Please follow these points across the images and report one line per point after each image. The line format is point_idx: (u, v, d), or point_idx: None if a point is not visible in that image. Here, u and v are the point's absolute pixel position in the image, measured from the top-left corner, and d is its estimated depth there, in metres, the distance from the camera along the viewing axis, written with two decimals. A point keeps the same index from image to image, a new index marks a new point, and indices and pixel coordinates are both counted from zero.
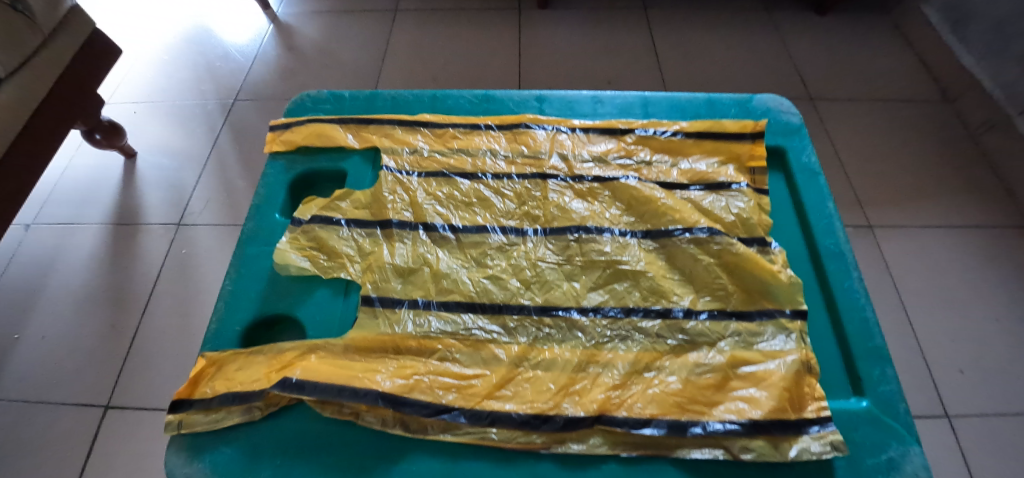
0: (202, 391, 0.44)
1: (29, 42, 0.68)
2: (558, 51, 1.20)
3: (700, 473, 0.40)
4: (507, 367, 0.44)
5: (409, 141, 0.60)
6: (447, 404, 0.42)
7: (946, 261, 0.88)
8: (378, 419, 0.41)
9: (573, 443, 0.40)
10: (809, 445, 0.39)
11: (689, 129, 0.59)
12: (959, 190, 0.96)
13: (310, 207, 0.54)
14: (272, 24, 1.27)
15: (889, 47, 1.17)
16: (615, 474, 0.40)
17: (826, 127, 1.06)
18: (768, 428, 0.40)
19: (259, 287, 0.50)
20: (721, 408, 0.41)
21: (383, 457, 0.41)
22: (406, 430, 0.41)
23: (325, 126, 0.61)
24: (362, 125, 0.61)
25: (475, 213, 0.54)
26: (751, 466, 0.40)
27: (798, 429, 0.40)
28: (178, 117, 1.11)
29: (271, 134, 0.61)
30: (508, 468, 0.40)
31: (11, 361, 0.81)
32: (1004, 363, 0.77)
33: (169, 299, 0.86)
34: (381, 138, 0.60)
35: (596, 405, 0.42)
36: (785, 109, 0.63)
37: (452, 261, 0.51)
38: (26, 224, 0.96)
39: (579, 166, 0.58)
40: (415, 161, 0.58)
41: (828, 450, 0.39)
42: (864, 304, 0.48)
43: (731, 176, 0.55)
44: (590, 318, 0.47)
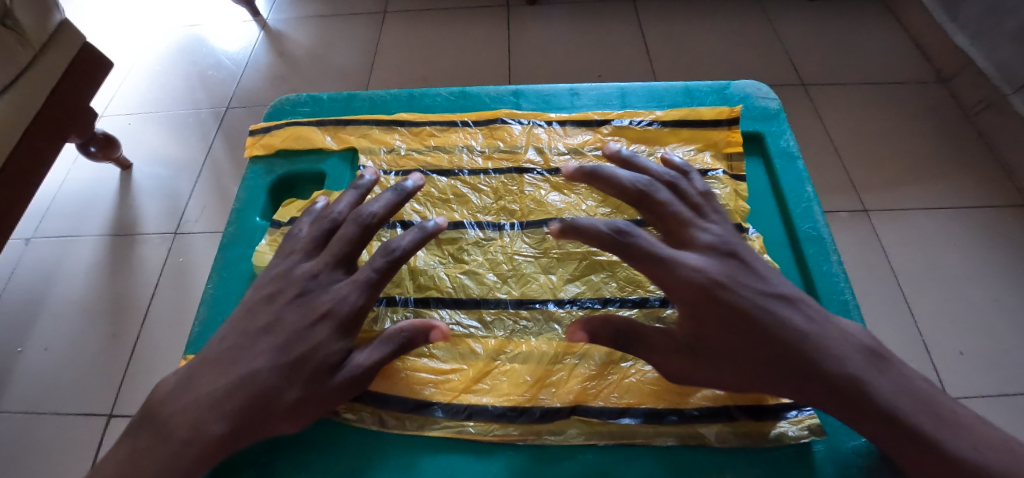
0: None
1: (20, 58, 0.68)
2: (548, 46, 1.19)
3: (678, 461, 0.40)
4: (484, 360, 0.45)
5: (386, 140, 0.60)
6: (426, 399, 0.43)
7: (943, 243, 0.87)
8: (357, 416, 0.42)
9: (550, 433, 0.41)
10: (786, 428, 0.40)
11: (666, 118, 0.59)
12: (956, 171, 0.95)
13: (291, 209, 0.54)
14: (262, 31, 1.27)
15: (881, 30, 1.16)
16: (592, 464, 0.40)
17: (818, 112, 1.05)
18: (746, 412, 0.41)
19: (241, 290, 0.51)
20: (699, 395, 0.42)
21: (364, 455, 0.41)
22: (386, 426, 0.42)
23: (303, 128, 0.61)
24: (340, 126, 0.61)
25: (453, 210, 0.55)
26: (729, 454, 0.40)
27: (777, 414, 0.41)
28: (172, 127, 1.12)
29: (253, 138, 0.61)
30: (487, 460, 0.41)
31: (16, 373, 0.82)
32: (1005, 343, 0.77)
33: (168, 307, 0.87)
34: (358, 138, 0.60)
35: (573, 396, 0.42)
36: (763, 94, 0.63)
37: (430, 259, 0.51)
38: (26, 238, 0.97)
39: (555, 158, 0.58)
40: (393, 160, 0.58)
41: (806, 435, 0.40)
42: (843, 288, 0.48)
43: (707, 163, 0.55)
44: (566, 309, 0.47)
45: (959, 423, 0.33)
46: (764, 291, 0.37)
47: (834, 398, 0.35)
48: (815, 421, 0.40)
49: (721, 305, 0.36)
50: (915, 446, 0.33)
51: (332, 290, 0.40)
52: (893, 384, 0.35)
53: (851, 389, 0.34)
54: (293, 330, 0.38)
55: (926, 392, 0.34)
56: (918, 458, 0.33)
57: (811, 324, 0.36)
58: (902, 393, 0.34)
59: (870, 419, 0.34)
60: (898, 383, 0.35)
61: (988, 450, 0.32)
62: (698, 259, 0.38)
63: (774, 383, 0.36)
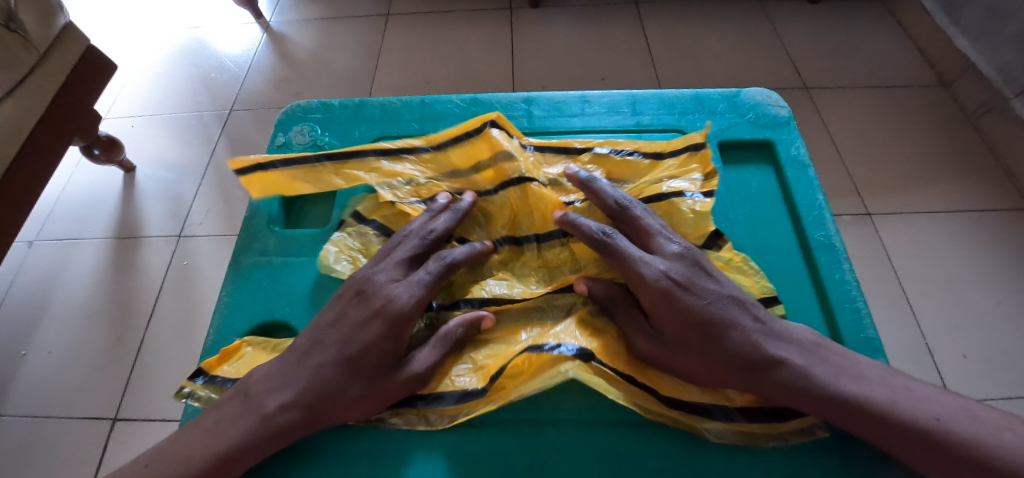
0: (224, 369, 0.46)
1: (25, 62, 0.68)
2: (551, 49, 1.20)
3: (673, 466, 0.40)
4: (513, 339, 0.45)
5: (400, 169, 0.56)
6: (465, 388, 0.43)
7: (946, 246, 0.88)
8: (404, 419, 0.42)
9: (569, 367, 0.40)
10: (789, 429, 0.40)
11: (647, 149, 0.57)
12: (958, 174, 0.96)
13: (376, 210, 0.55)
14: (265, 33, 1.27)
15: (884, 33, 1.17)
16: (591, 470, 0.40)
17: (821, 116, 1.06)
18: (748, 413, 0.41)
19: (255, 297, 0.51)
20: (701, 390, 0.42)
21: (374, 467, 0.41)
22: (428, 422, 0.42)
23: (303, 168, 0.56)
24: (342, 160, 0.56)
25: (479, 231, 0.54)
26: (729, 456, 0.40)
27: (781, 415, 0.40)
28: (176, 130, 1.12)
29: (242, 178, 0.56)
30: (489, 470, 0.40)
31: (19, 378, 0.82)
32: (1009, 346, 0.77)
33: (172, 311, 0.87)
34: (370, 172, 0.56)
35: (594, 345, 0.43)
36: (773, 102, 0.63)
37: (466, 274, 0.50)
38: (28, 241, 0.97)
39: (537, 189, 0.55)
40: (416, 190, 0.56)
41: (805, 434, 0.40)
42: (855, 295, 0.48)
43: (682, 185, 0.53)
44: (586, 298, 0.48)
45: (917, 400, 0.36)
46: (729, 296, 0.41)
47: (798, 393, 0.37)
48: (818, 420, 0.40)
49: (688, 307, 0.40)
50: (884, 428, 0.35)
51: (390, 286, 0.44)
52: (855, 374, 0.38)
53: (814, 379, 0.37)
54: (337, 330, 0.42)
55: (887, 374, 0.38)
56: (893, 438, 0.36)
57: (774, 329, 0.40)
58: (865, 381, 0.37)
59: (834, 409, 0.37)
60: (859, 370, 0.38)
61: (950, 424, 0.35)
62: (666, 265, 0.43)
63: (741, 380, 0.39)
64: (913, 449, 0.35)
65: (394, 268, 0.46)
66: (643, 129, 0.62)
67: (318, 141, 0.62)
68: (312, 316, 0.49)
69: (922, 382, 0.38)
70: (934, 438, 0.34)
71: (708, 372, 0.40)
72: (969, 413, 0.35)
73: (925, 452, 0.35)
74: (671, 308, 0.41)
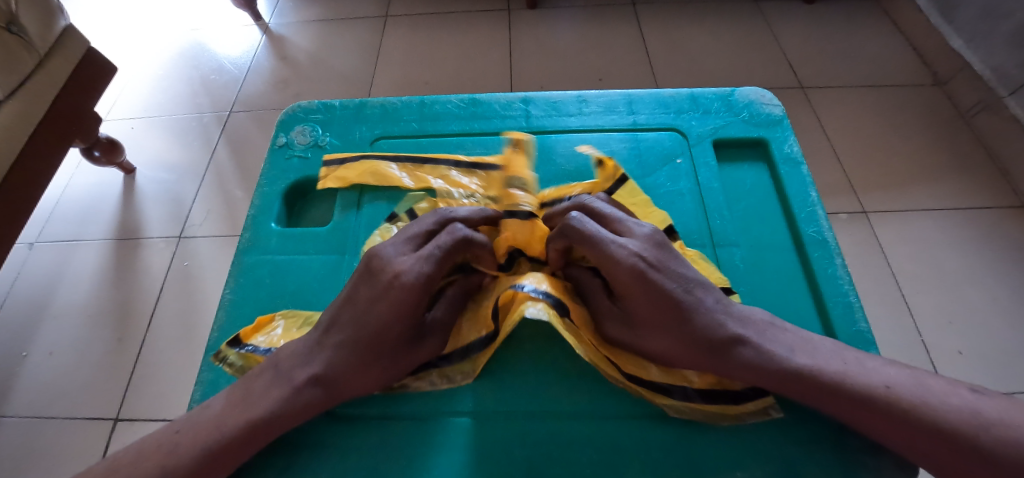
0: (258, 340, 0.47)
1: (25, 64, 0.69)
2: (549, 50, 1.21)
3: (637, 449, 0.41)
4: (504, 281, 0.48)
5: (463, 183, 0.58)
6: (477, 342, 0.46)
7: (940, 243, 0.89)
8: (427, 381, 0.45)
9: (530, 304, 0.44)
10: (743, 407, 0.41)
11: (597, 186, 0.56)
12: (952, 172, 0.97)
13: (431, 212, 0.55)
14: (265, 35, 1.28)
15: (878, 33, 1.18)
16: (560, 454, 0.41)
17: (817, 115, 1.07)
18: (706, 395, 0.42)
19: (260, 294, 0.52)
20: (662, 371, 0.43)
21: (371, 460, 0.42)
22: (453, 380, 0.45)
23: (378, 162, 0.59)
24: (418, 164, 0.59)
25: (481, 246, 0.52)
26: (691, 441, 0.41)
27: (736, 397, 0.42)
28: (176, 132, 1.12)
29: (326, 168, 0.60)
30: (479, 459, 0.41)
31: (21, 379, 0.82)
32: (1002, 342, 0.78)
33: (173, 312, 0.88)
34: (436, 180, 0.58)
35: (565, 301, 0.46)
36: (766, 101, 0.64)
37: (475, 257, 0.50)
38: (29, 242, 0.98)
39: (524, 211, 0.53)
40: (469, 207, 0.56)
41: (761, 413, 0.41)
42: (847, 290, 0.49)
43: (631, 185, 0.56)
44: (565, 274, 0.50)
45: (867, 370, 0.37)
46: (697, 279, 0.41)
47: (757, 372, 0.38)
48: (771, 400, 0.41)
49: (660, 289, 0.40)
50: (838, 398, 0.36)
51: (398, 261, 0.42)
52: (808, 349, 0.39)
53: (770, 354, 0.38)
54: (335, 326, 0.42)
55: (839, 348, 0.39)
56: (852, 409, 0.36)
57: (736, 312, 0.40)
58: (819, 356, 0.38)
59: (789, 383, 0.38)
60: (811, 346, 0.39)
61: (899, 389, 0.35)
62: (641, 245, 0.42)
63: (703, 362, 0.40)
64: (872, 419, 0.35)
65: (405, 243, 0.44)
66: (639, 128, 0.63)
67: (319, 141, 0.63)
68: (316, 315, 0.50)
69: (872, 357, 0.39)
70: (884, 403, 0.35)
71: (669, 352, 0.41)
72: (919, 380, 0.36)
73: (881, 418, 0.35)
74: (643, 291, 0.40)
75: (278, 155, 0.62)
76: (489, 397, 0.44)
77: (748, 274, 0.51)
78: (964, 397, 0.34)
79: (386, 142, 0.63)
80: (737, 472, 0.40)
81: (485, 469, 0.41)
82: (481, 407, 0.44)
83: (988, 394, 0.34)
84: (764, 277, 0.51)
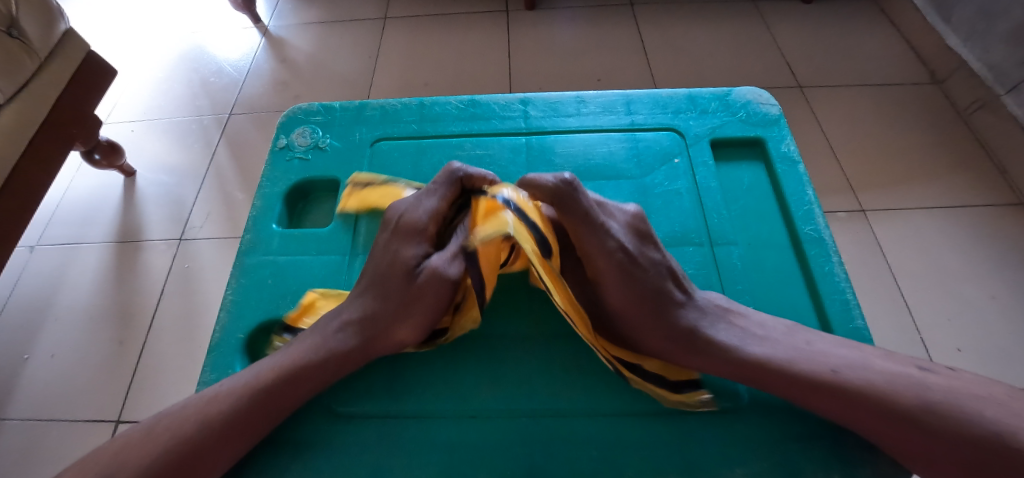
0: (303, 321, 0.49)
1: (27, 67, 0.69)
2: (548, 50, 1.21)
3: (613, 441, 0.42)
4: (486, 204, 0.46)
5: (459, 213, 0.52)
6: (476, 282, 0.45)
7: (939, 242, 0.89)
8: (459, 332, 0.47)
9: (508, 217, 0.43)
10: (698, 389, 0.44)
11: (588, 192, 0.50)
12: (950, 170, 0.97)
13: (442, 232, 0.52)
14: (264, 37, 1.29)
15: (875, 32, 1.19)
16: (546, 446, 0.42)
17: (814, 114, 1.07)
18: (659, 378, 0.44)
19: (262, 296, 0.52)
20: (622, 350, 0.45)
21: (372, 459, 0.42)
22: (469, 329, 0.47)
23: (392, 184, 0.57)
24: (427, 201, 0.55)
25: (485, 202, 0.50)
26: (674, 434, 0.42)
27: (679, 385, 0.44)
28: (176, 134, 1.13)
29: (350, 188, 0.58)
30: (474, 453, 0.42)
31: (23, 381, 0.82)
32: (1000, 339, 0.78)
33: (174, 314, 0.88)
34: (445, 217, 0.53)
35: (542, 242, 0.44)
36: (763, 100, 0.64)
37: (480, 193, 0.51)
38: (30, 245, 0.98)
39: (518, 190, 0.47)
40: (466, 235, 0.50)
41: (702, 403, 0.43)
42: (844, 287, 0.49)
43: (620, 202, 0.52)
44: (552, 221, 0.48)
45: (815, 354, 0.40)
46: (669, 271, 0.44)
47: (709, 359, 0.41)
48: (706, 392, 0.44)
49: (637, 282, 0.42)
50: (792, 381, 0.39)
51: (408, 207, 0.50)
52: (761, 337, 0.41)
53: (724, 343, 0.41)
54: None
55: (792, 330, 0.42)
56: (820, 398, 0.38)
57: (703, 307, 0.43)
58: (772, 343, 0.41)
59: (745, 369, 0.40)
60: (764, 332, 0.42)
61: (846, 372, 0.38)
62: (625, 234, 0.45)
63: (667, 348, 0.43)
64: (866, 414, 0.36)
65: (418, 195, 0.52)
66: (637, 128, 0.63)
67: (320, 143, 0.63)
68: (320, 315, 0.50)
69: (823, 338, 0.41)
70: (835, 385, 0.37)
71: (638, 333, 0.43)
72: (861, 360, 0.38)
73: (853, 408, 0.37)
74: (620, 278, 0.42)
75: (279, 157, 0.63)
76: (488, 395, 0.45)
77: (745, 272, 0.51)
78: (914, 380, 0.36)
79: (386, 143, 0.63)
80: (736, 468, 0.40)
81: (480, 463, 0.41)
82: (481, 406, 0.44)
83: (935, 372, 0.37)
84: (762, 275, 0.51)
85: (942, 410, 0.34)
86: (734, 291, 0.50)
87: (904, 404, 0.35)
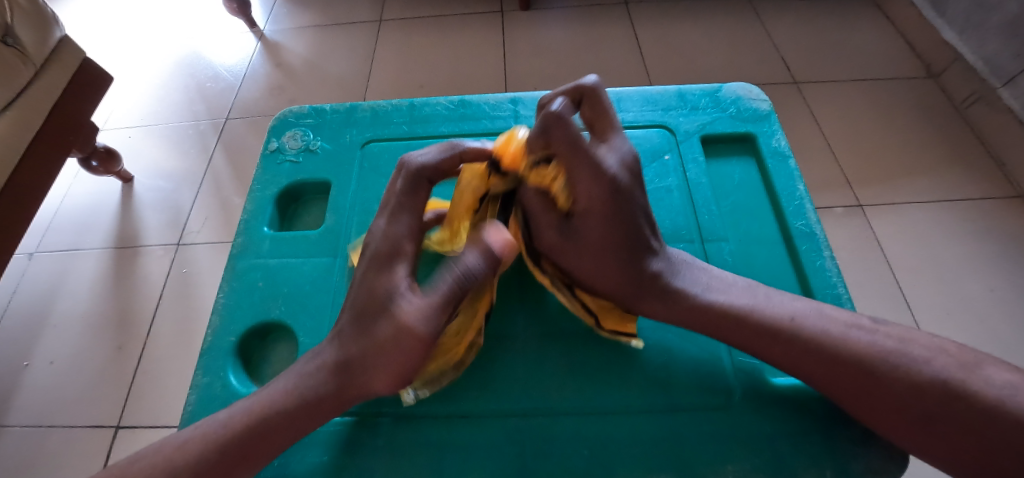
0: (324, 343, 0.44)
1: (23, 74, 0.70)
2: (543, 51, 1.21)
3: (587, 431, 0.42)
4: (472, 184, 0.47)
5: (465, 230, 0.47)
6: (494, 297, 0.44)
7: (936, 235, 0.89)
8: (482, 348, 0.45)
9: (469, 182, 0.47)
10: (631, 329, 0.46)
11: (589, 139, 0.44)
12: (947, 163, 0.97)
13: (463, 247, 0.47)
14: (260, 42, 1.29)
15: (870, 27, 1.19)
16: (531, 439, 0.42)
17: (810, 110, 1.07)
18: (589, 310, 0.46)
19: (254, 299, 0.52)
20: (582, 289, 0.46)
21: (365, 463, 0.42)
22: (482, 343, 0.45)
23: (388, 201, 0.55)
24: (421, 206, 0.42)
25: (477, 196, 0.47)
26: (656, 426, 0.42)
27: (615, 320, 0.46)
28: (173, 140, 1.13)
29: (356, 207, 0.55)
30: (468, 454, 0.42)
31: (21, 388, 0.82)
32: (999, 332, 0.78)
33: (173, 319, 0.88)
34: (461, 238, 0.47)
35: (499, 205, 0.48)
36: (753, 96, 0.64)
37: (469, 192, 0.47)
38: (28, 253, 0.98)
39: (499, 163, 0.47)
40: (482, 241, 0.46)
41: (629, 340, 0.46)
42: (835, 281, 0.49)
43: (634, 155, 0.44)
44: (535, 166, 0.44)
45: (774, 303, 0.40)
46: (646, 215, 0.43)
47: (669, 302, 0.42)
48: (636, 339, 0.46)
49: (611, 227, 0.41)
50: (746, 330, 0.39)
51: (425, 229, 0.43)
52: (721, 287, 0.42)
53: (686, 290, 0.42)
54: None
55: (753, 284, 0.42)
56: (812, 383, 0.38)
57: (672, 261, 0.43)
58: (728, 294, 0.41)
59: (705, 318, 0.41)
60: (725, 283, 0.42)
61: (803, 321, 0.38)
62: (624, 174, 0.41)
63: (627, 292, 0.43)
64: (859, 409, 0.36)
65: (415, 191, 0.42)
66: (628, 126, 0.63)
67: (311, 145, 0.63)
68: (307, 320, 0.50)
69: (782, 293, 0.42)
70: (793, 336, 0.38)
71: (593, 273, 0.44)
72: (812, 312, 0.39)
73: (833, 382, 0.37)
74: (598, 218, 0.41)
75: (270, 160, 0.63)
76: (479, 395, 0.44)
77: (737, 268, 0.51)
78: (869, 331, 0.37)
79: (377, 144, 0.63)
80: (728, 465, 0.40)
81: (470, 460, 0.41)
82: (473, 405, 0.44)
83: (887, 324, 0.37)
84: (753, 270, 0.51)
85: (899, 362, 0.35)
86: None
87: (861, 353, 0.36)
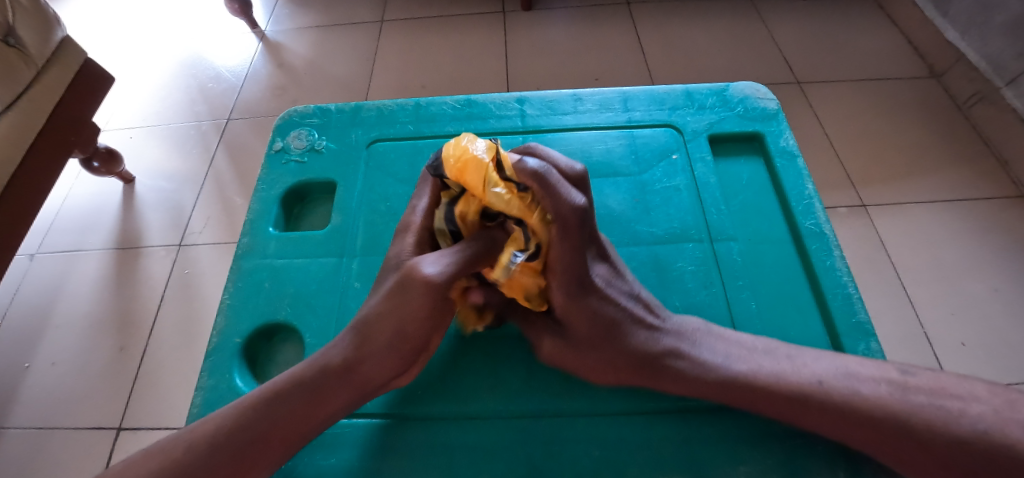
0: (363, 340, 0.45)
1: (24, 75, 0.69)
2: (545, 51, 1.21)
3: (599, 438, 0.42)
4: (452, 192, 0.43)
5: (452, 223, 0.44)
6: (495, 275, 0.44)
7: (940, 236, 0.88)
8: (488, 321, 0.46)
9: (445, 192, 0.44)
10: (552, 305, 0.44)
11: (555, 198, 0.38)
12: (951, 163, 0.96)
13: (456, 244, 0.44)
14: (261, 42, 1.29)
15: (873, 27, 1.18)
16: (540, 443, 0.42)
17: (813, 109, 1.07)
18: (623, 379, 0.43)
19: (260, 299, 0.52)
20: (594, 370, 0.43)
21: (371, 462, 0.41)
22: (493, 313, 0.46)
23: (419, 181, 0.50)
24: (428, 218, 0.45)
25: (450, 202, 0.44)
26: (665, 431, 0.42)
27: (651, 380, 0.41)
28: (176, 140, 1.13)
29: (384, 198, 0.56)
30: (477, 458, 0.41)
31: (22, 390, 0.82)
32: (1004, 331, 0.78)
33: (174, 320, 0.88)
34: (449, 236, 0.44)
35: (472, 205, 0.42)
36: (761, 95, 0.64)
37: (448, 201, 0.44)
38: (29, 254, 0.98)
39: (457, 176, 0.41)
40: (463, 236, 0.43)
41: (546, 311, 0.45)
42: (845, 281, 0.49)
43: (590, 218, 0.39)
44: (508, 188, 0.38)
45: (805, 367, 0.39)
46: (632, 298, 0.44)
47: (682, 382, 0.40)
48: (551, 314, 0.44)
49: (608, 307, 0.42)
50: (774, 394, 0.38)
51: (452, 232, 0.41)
52: (744, 354, 0.41)
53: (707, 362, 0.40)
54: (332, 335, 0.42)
55: (772, 346, 0.41)
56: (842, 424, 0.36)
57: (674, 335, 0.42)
58: (750, 359, 0.40)
59: (728, 389, 0.39)
60: (745, 350, 0.41)
61: (831, 378, 0.38)
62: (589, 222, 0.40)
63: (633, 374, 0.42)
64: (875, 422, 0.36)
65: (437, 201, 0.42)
66: (635, 125, 0.63)
67: (316, 145, 0.63)
68: (314, 321, 0.50)
69: (807, 350, 0.41)
70: (824, 399, 0.37)
71: (564, 305, 0.42)
72: (848, 370, 0.38)
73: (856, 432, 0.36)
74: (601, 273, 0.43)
75: (275, 160, 0.62)
76: (489, 396, 0.44)
77: (746, 268, 0.51)
78: (902, 388, 0.36)
79: (383, 144, 0.63)
80: (739, 466, 0.40)
81: (478, 468, 0.40)
82: (480, 406, 0.44)
83: (916, 375, 0.37)
84: (763, 271, 0.51)
85: (935, 418, 0.34)
86: (735, 288, 0.49)
87: (897, 412, 0.35)
